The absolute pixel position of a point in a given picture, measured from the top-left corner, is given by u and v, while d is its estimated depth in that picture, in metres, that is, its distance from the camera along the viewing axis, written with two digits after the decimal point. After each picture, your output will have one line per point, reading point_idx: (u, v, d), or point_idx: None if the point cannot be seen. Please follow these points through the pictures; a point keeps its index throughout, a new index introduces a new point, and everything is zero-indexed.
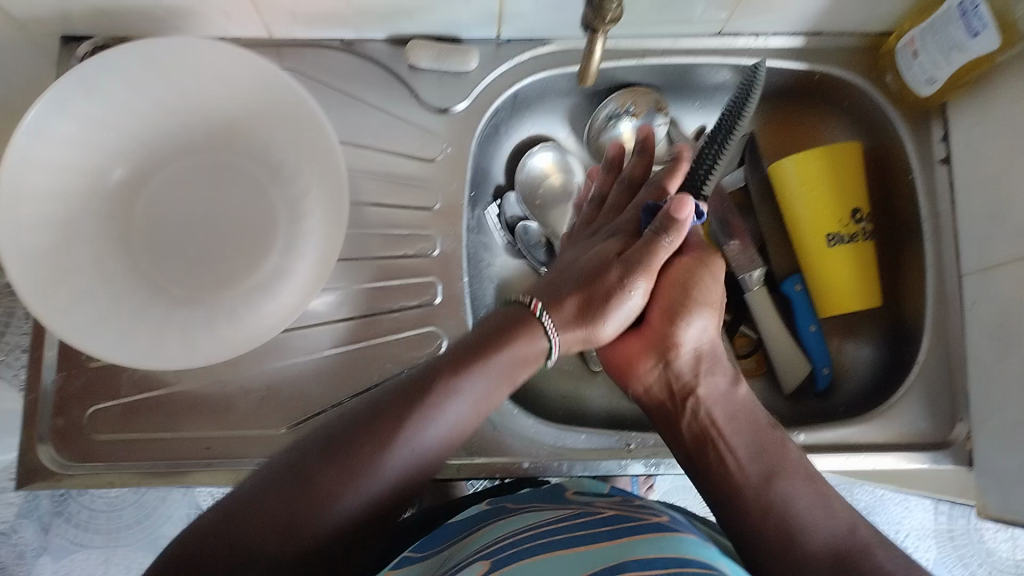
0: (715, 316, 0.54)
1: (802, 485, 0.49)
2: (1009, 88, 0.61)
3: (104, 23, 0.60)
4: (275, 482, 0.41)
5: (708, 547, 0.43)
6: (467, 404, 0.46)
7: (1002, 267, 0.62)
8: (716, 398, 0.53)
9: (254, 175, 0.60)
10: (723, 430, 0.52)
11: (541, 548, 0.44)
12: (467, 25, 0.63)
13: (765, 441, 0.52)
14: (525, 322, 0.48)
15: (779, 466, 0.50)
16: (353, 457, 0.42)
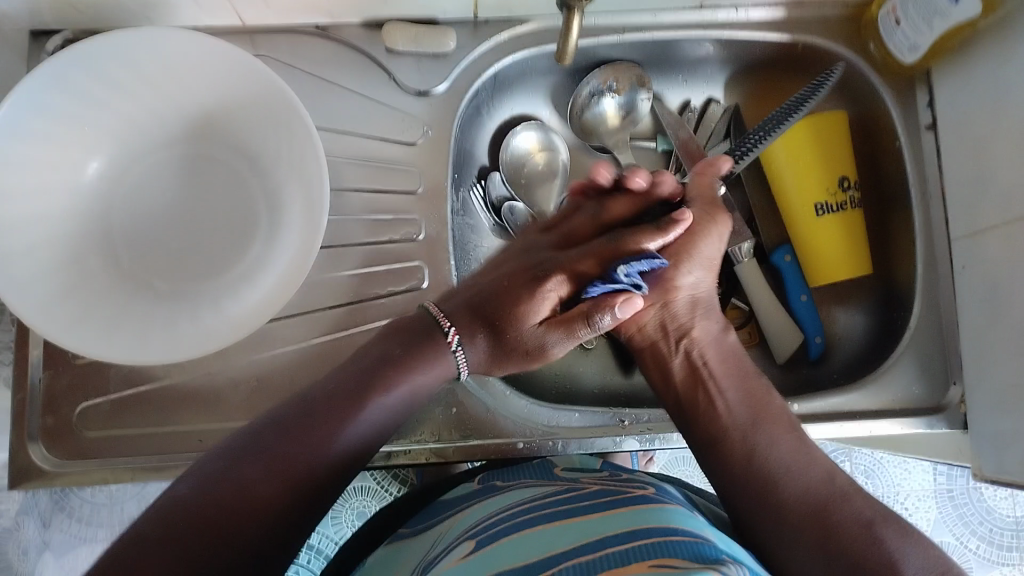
0: (711, 272, 0.58)
1: (784, 432, 0.52)
2: (993, 51, 0.61)
3: (74, 16, 0.60)
4: (234, 464, 0.44)
5: (692, 517, 0.44)
6: (398, 400, 0.51)
7: (990, 231, 0.62)
8: (709, 341, 0.56)
9: (233, 166, 0.60)
10: (715, 372, 0.55)
11: (530, 523, 0.44)
12: (444, 6, 0.63)
13: (752, 387, 0.54)
14: (434, 341, 0.53)
15: (765, 410, 0.53)
16: (310, 434, 0.47)
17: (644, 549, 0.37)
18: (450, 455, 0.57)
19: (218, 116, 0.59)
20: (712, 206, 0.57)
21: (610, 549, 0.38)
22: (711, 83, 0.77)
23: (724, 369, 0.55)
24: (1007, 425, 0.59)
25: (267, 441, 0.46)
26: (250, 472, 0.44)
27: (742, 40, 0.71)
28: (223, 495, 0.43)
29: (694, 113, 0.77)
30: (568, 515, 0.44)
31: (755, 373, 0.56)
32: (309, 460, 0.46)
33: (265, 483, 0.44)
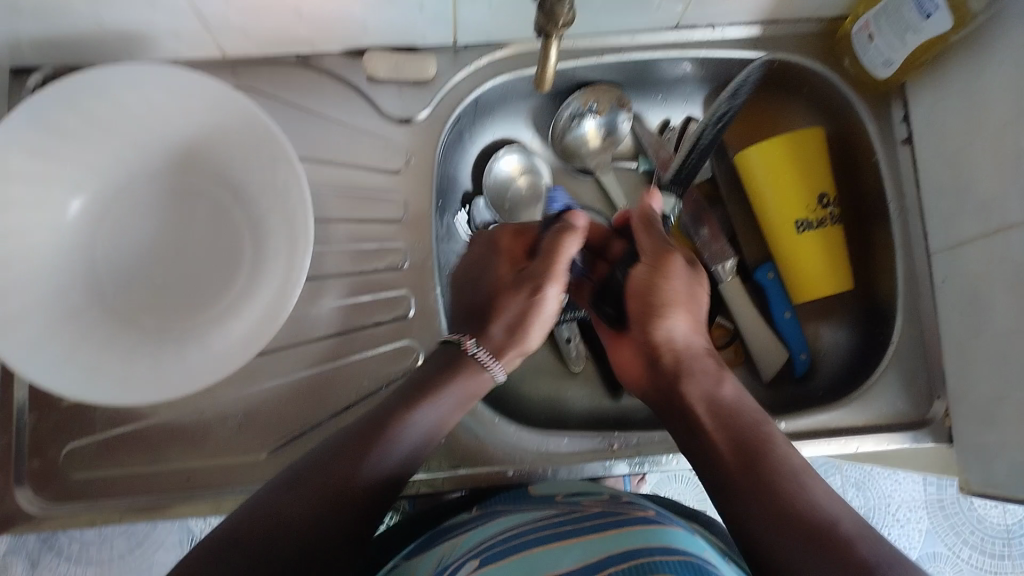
0: (691, 316, 0.56)
1: (780, 474, 0.45)
2: (966, 68, 0.62)
3: (52, 53, 0.60)
4: (284, 491, 0.45)
5: (693, 539, 0.44)
6: (424, 428, 0.50)
7: (970, 245, 0.62)
8: (697, 390, 0.52)
9: (216, 201, 0.60)
10: (704, 415, 0.51)
11: (527, 544, 0.44)
12: (423, 32, 0.63)
13: (743, 428, 0.49)
14: (459, 362, 0.53)
15: (761, 449, 0.47)
16: (333, 470, 0.46)
17: (644, 566, 0.38)
18: (442, 485, 0.57)
19: (200, 150, 0.59)
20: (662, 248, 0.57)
21: (610, 569, 0.39)
22: (690, 101, 0.77)
23: (717, 411, 0.51)
24: (992, 436, 0.60)
25: (316, 464, 0.46)
26: (307, 492, 0.45)
27: (720, 60, 0.72)
28: (276, 522, 0.43)
29: (674, 133, 0.77)
30: (567, 535, 0.45)
31: (747, 415, 0.50)
32: (359, 478, 0.46)
33: (314, 507, 0.44)
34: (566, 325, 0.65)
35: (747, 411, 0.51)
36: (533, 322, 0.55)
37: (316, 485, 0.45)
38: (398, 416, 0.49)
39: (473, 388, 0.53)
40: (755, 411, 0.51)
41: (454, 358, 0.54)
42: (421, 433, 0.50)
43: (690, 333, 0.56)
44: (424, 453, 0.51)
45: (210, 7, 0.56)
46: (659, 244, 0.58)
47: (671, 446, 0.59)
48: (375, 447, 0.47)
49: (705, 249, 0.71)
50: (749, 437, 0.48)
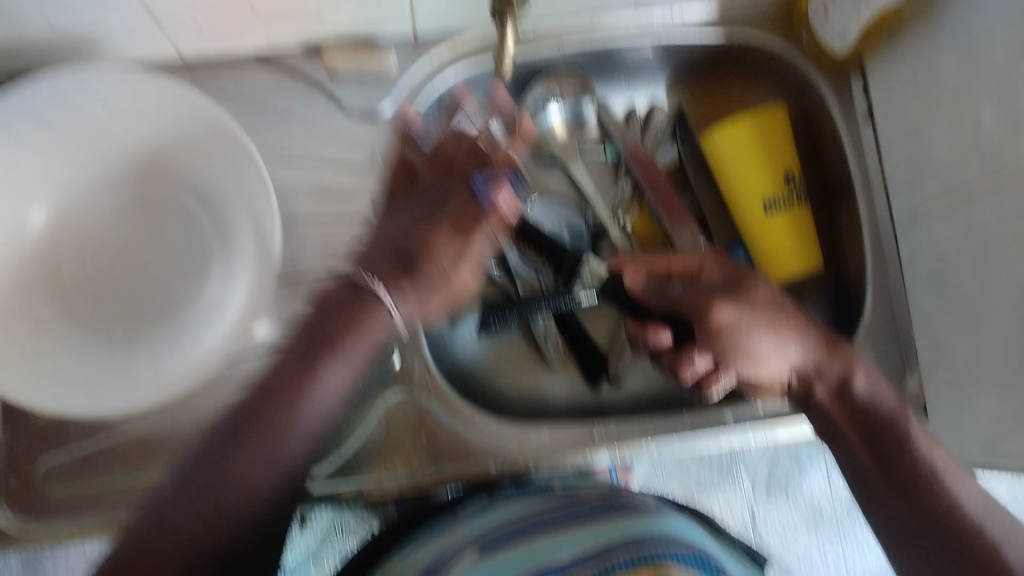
0: (793, 338, 0.51)
1: (932, 478, 0.47)
2: (921, 45, 0.63)
3: (5, 61, 0.59)
4: (201, 466, 0.42)
5: (691, 528, 0.45)
6: (342, 377, 0.45)
7: (933, 220, 0.63)
8: (830, 402, 0.52)
9: (180, 205, 0.59)
10: (847, 430, 0.51)
11: (526, 535, 0.45)
12: (383, 28, 0.63)
13: (891, 447, 0.49)
14: (366, 304, 0.45)
15: (909, 466, 0.48)
16: (260, 436, 0.43)
17: (651, 555, 0.38)
18: (425, 483, 0.57)
19: (163, 155, 0.58)
20: (736, 277, 0.53)
21: (615, 557, 0.39)
22: (653, 87, 0.78)
23: (863, 425, 0.50)
24: (964, 409, 0.61)
25: (223, 442, 0.43)
26: (231, 471, 0.43)
27: (681, 45, 0.72)
28: (186, 515, 0.42)
29: (640, 120, 0.76)
30: (568, 524, 0.45)
31: (892, 426, 0.49)
32: (274, 460, 0.44)
33: (237, 486, 0.43)
34: (541, 316, 0.65)
35: (891, 416, 0.50)
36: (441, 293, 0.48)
37: (222, 480, 0.42)
38: (315, 372, 0.44)
39: (369, 326, 0.45)
40: (892, 406, 0.51)
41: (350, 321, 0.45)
42: (331, 399, 0.45)
43: (803, 351, 0.52)
44: (338, 407, 0.46)
45: (163, 5, 0.56)
46: (723, 273, 0.53)
47: (651, 434, 0.59)
48: (293, 414, 0.44)
49: (673, 233, 0.70)
50: (892, 451, 0.49)
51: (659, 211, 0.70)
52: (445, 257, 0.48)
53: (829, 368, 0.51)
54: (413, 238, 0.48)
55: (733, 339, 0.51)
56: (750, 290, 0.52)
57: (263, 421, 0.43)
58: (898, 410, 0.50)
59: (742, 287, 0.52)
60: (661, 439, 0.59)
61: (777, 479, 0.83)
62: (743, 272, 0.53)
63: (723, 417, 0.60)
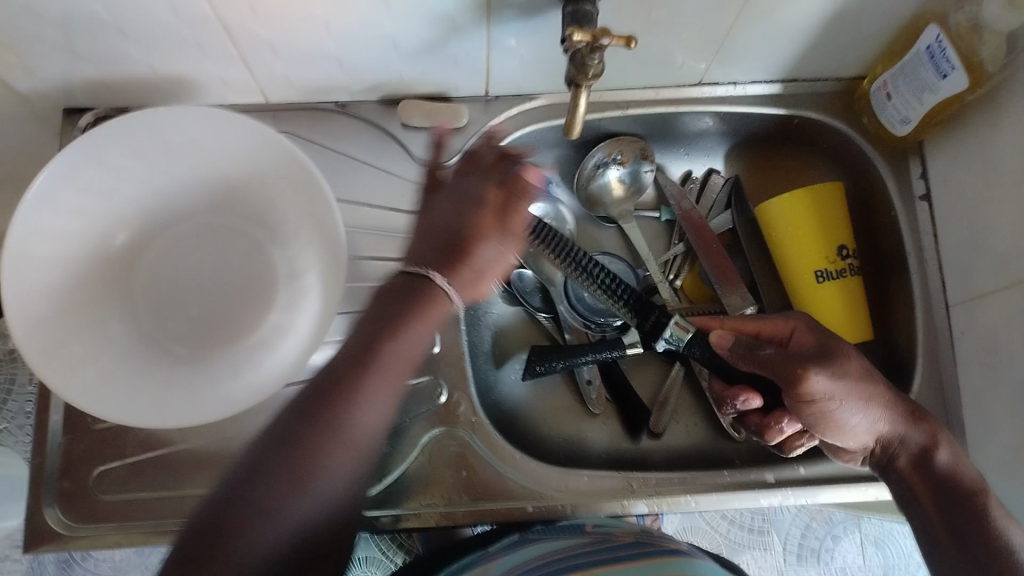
0: (883, 409, 0.53)
1: (1007, 551, 0.50)
2: (981, 125, 0.64)
3: (103, 94, 0.63)
4: (247, 487, 0.42)
5: (720, 573, 0.47)
6: (378, 400, 0.46)
7: (987, 297, 0.63)
8: (914, 471, 0.54)
9: (252, 236, 0.62)
10: (924, 498, 0.54)
11: (560, 571, 0.46)
12: (456, 84, 0.66)
13: (968, 517, 0.51)
14: (426, 292, 0.48)
15: (985, 535, 0.50)
16: (300, 460, 0.43)
17: None
18: (461, 518, 0.57)
19: (241, 185, 0.62)
20: (830, 340, 0.55)
21: None
22: (712, 155, 0.79)
23: (941, 491, 0.53)
24: (1012, 490, 0.60)
25: (280, 457, 0.43)
26: (274, 491, 0.42)
27: (740, 115, 0.74)
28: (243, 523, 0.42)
29: (696, 184, 0.78)
30: (600, 563, 0.47)
31: (970, 497, 0.52)
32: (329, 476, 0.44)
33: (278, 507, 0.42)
34: (586, 366, 0.66)
35: (969, 486, 0.52)
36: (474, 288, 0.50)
37: (283, 496, 0.43)
38: (354, 394, 0.45)
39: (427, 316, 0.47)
40: (973, 479, 0.53)
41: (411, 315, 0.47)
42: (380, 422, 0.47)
43: (885, 419, 0.53)
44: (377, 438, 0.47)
45: (256, 55, 0.59)
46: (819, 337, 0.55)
47: (689, 487, 0.59)
48: (330, 442, 0.44)
49: (724, 297, 0.71)
50: (966, 521, 0.51)
51: (710, 275, 0.72)
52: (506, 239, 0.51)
53: (913, 437, 0.54)
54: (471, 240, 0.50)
55: (824, 408, 0.52)
56: (842, 361, 0.52)
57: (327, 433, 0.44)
58: (979, 481, 0.53)
59: (834, 358, 0.52)
60: (700, 495, 0.59)
61: (809, 545, 0.82)
62: (836, 343, 0.54)
63: (761, 477, 0.60)
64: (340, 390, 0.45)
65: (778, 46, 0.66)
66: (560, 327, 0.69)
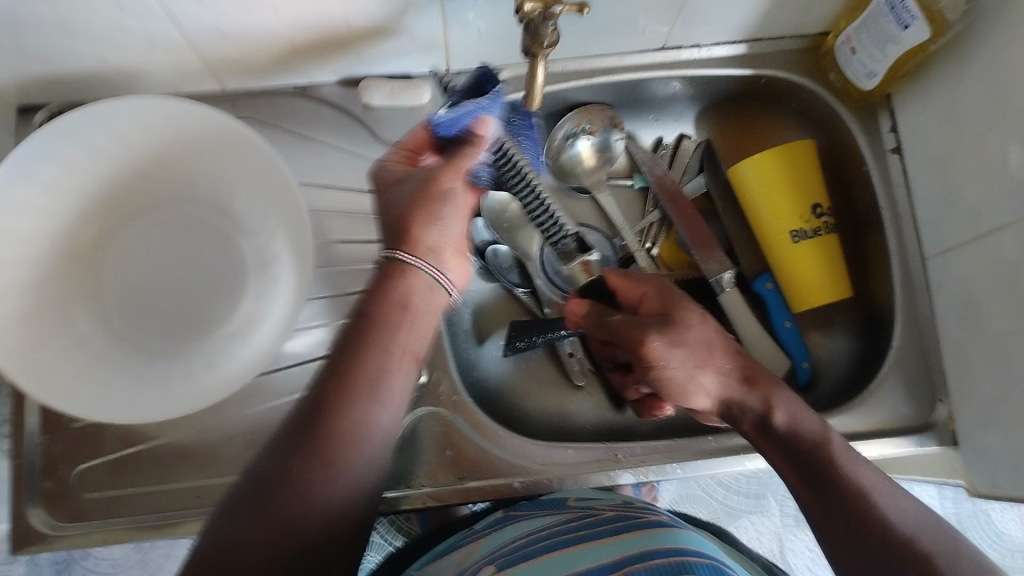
0: (716, 368, 0.52)
1: (851, 482, 0.47)
2: (949, 73, 0.63)
3: (57, 89, 0.62)
4: (267, 477, 0.42)
5: (703, 540, 0.46)
6: (393, 397, 0.46)
7: (962, 247, 0.63)
8: (761, 429, 0.51)
9: (219, 225, 0.61)
10: (779, 461, 0.50)
11: (540, 551, 0.46)
12: (417, 61, 0.65)
13: (814, 465, 0.48)
14: (394, 279, 0.49)
15: (834, 477, 0.47)
16: (313, 450, 0.42)
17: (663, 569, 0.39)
18: (447, 497, 0.57)
19: (206, 176, 0.60)
20: (674, 305, 0.55)
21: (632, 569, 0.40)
22: (681, 119, 0.79)
23: (784, 446, 0.50)
24: (995, 438, 0.60)
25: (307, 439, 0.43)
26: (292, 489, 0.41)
27: (708, 77, 0.73)
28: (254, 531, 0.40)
29: (668, 150, 0.78)
30: (579, 539, 0.46)
31: (814, 445, 0.49)
32: (339, 474, 0.43)
33: (280, 509, 0.41)
34: (567, 339, 0.66)
35: (812, 436, 0.49)
36: (427, 203, 0.51)
37: (312, 459, 0.42)
38: (356, 394, 0.44)
39: (399, 314, 0.48)
40: (814, 431, 0.50)
41: (383, 300, 0.48)
42: (381, 427, 0.45)
43: (725, 379, 0.52)
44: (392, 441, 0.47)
45: (210, 41, 0.58)
46: (661, 309, 0.55)
47: (675, 455, 0.59)
48: (333, 445, 0.43)
49: (700, 263, 0.70)
50: (812, 464, 0.48)
51: (688, 241, 0.71)
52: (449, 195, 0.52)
53: (750, 405, 0.52)
54: (403, 210, 0.51)
55: (661, 375, 0.52)
56: (682, 328, 0.53)
57: (328, 427, 0.43)
58: (825, 430, 0.50)
59: (674, 325, 0.53)
60: (685, 462, 0.59)
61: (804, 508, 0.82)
62: (678, 307, 0.54)
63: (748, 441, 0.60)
64: (345, 375, 0.45)
65: (741, 5, 0.65)
66: (539, 302, 0.68)
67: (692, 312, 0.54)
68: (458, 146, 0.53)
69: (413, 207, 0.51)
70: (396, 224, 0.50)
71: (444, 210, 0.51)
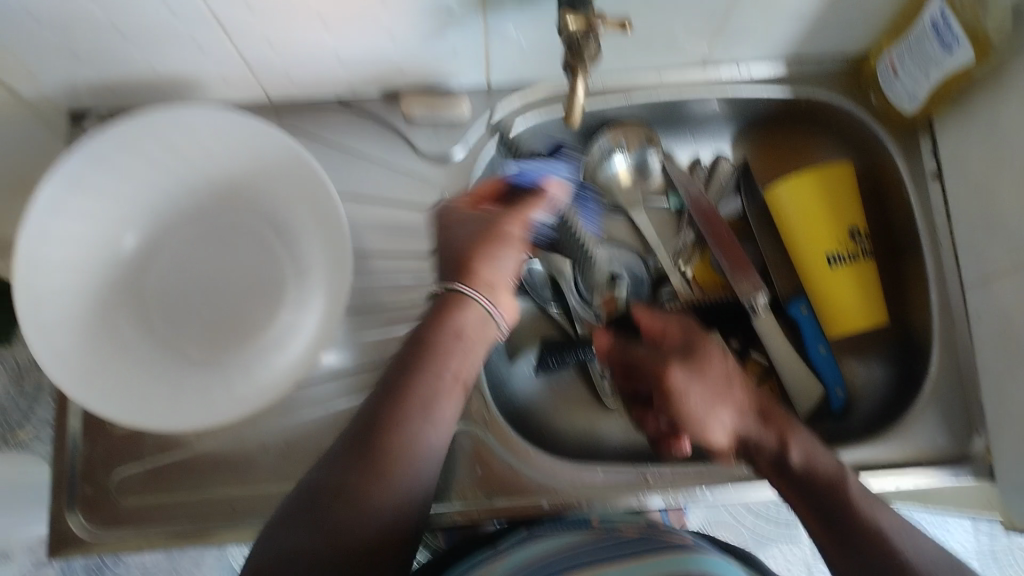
0: (735, 403, 0.52)
1: (867, 526, 0.47)
2: (993, 98, 0.62)
3: (107, 95, 0.63)
4: (329, 482, 0.44)
5: (731, 566, 0.46)
6: (446, 420, 0.48)
7: (1004, 276, 0.62)
8: (780, 469, 0.51)
9: (261, 234, 0.62)
10: (795, 500, 0.50)
11: (567, 571, 0.46)
12: (459, 75, 0.66)
13: (832, 508, 0.48)
14: (451, 305, 0.51)
15: (851, 520, 0.47)
16: (372, 462, 0.45)
17: None
18: (476, 515, 0.57)
19: (249, 188, 0.61)
20: (693, 336, 0.55)
21: None
22: (717, 137, 0.79)
23: (802, 487, 0.50)
24: None
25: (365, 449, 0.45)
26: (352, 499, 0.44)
27: (745, 98, 0.73)
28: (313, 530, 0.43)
29: (704, 171, 0.77)
30: (608, 560, 0.46)
31: (831, 486, 0.49)
32: (396, 482, 0.45)
33: (342, 513, 0.43)
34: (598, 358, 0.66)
35: (829, 476, 0.49)
36: (492, 244, 0.53)
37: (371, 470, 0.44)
38: (411, 411, 0.47)
39: (459, 333, 0.50)
40: (831, 470, 0.50)
41: (441, 325, 0.50)
42: (433, 445, 0.47)
43: (743, 415, 0.52)
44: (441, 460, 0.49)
45: (256, 52, 0.59)
46: (682, 341, 0.55)
47: (705, 480, 0.59)
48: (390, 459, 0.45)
49: (735, 284, 0.69)
50: (829, 506, 0.48)
51: (723, 264, 0.70)
52: (517, 242, 0.55)
53: (768, 443, 0.51)
54: (465, 247, 0.53)
55: (681, 407, 0.52)
56: (703, 362, 0.53)
57: (385, 440, 0.45)
58: (842, 471, 0.50)
59: (695, 358, 0.53)
60: (715, 486, 0.58)
61: None
62: (700, 339, 0.55)
63: None
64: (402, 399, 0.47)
65: (782, 23, 0.65)
66: (572, 321, 0.67)
67: (711, 346, 0.54)
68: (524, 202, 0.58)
69: (477, 250, 0.53)
70: (455, 258, 0.53)
71: (501, 250, 0.53)
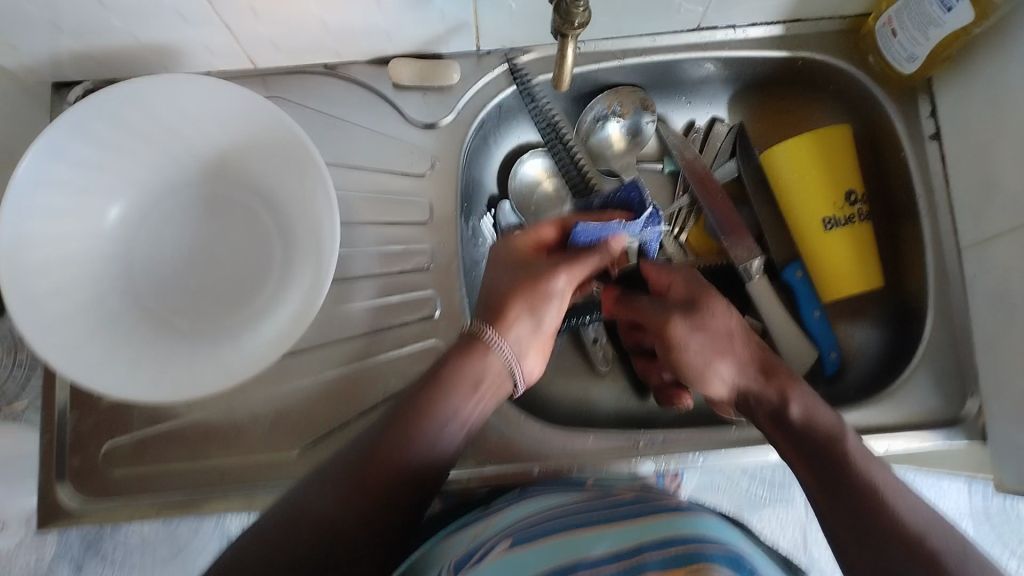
0: (736, 355, 0.53)
1: (858, 479, 0.46)
2: (992, 58, 0.61)
3: (91, 66, 0.62)
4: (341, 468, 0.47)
5: (724, 528, 0.46)
6: (460, 419, 0.51)
7: (1001, 238, 0.61)
8: (776, 423, 0.51)
9: (249, 205, 0.62)
10: (792, 454, 0.50)
11: (554, 532, 0.46)
12: (448, 40, 0.65)
13: (824, 460, 0.48)
14: (478, 345, 0.52)
15: (843, 473, 0.47)
16: (384, 449, 0.47)
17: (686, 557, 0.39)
18: (468, 483, 0.58)
19: (234, 157, 0.61)
20: (697, 287, 0.56)
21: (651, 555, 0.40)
22: (715, 102, 0.77)
23: (795, 439, 0.50)
24: None
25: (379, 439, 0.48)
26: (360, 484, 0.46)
27: (743, 60, 0.72)
28: (314, 513, 0.45)
29: (699, 134, 0.77)
30: (597, 521, 0.46)
31: (825, 437, 0.49)
32: (409, 464, 0.48)
33: (348, 495, 0.46)
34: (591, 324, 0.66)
35: (825, 430, 0.49)
36: (530, 300, 0.52)
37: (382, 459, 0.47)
38: (430, 406, 0.49)
39: (482, 372, 0.51)
40: (829, 425, 0.50)
41: (465, 365, 0.51)
42: (445, 434, 0.50)
43: (744, 369, 0.54)
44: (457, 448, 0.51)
45: (240, 21, 0.58)
46: (687, 293, 0.56)
47: (696, 445, 0.59)
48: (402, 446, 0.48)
49: (729, 249, 0.68)
50: (824, 459, 0.48)
51: (718, 228, 0.69)
52: (558, 295, 0.53)
53: (766, 397, 0.52)
54: (504, 295, 0.52)
55: (682, 357, 0.54)
56: (705, 314, 0.54)
57: (399, 430, 0.48)
58: (839, 427, 0.50)
59: (698, 310, 0.54)
60: (706, 452, 0.59)
61: None
62: (705, 292, 0.56)
63: None
64: (422, 396, 0.50)
65: None
66: None
67: (716, 299, 0.55)
68: (585, 253, 0.53)
69: (515, 305, 0.52)
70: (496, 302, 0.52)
71: (545, 306, 0.53)
